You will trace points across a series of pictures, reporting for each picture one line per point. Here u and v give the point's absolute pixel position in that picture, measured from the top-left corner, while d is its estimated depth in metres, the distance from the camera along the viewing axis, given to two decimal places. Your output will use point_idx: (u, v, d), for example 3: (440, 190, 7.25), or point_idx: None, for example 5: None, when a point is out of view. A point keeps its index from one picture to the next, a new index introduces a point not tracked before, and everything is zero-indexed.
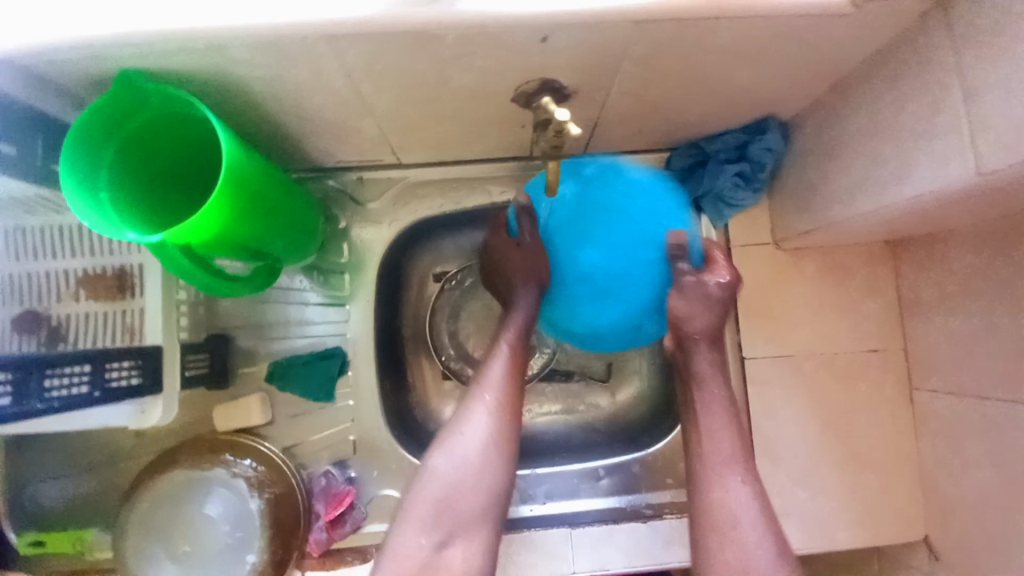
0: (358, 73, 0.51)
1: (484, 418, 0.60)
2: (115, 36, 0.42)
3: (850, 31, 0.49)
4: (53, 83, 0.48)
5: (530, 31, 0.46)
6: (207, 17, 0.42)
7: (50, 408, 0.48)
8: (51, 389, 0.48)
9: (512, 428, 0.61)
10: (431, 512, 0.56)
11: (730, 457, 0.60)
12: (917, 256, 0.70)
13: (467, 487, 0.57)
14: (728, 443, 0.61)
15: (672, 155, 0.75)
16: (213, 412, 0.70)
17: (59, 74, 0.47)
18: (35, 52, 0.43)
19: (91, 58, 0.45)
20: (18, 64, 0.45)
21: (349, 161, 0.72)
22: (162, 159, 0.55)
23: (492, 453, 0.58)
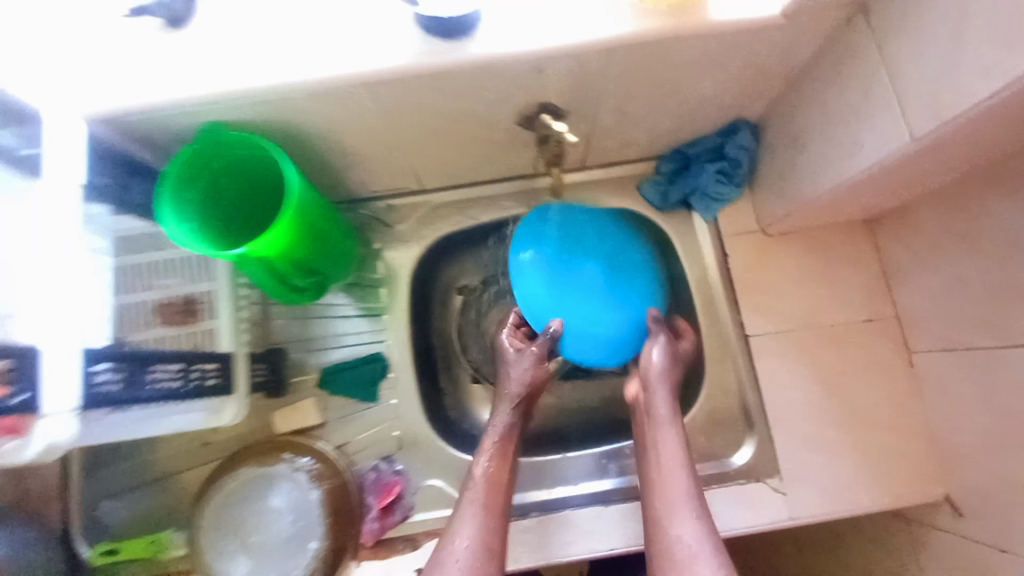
0: (389, 111, 0.62)
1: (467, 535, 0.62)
2: (204, 95, 0.54)
3: (789, 38, 0.60)
4: (142, 139, 0.59)
5: (526, 63, 0.57)
6: (274, 75, 0.54)
7: (152, 393, 0.57)
8: (153, 379, 0.57)
9: (493, 538, 0.63)
10: None
11: (680, 501, 0.64)
12: (893, 229, 0.78)
13: None
14: (683, 483, 0.65)
15: (660, 161, 0.84)
16: (273, 416, 0.78)
17: (148, 131, 0.58)
18: (136, 114, 0.54)
19: (182, 115, 0.56)
20: (123, 123, 0.55)
21: (379, 190, 0.83)
22: (230, 192, 0.66)
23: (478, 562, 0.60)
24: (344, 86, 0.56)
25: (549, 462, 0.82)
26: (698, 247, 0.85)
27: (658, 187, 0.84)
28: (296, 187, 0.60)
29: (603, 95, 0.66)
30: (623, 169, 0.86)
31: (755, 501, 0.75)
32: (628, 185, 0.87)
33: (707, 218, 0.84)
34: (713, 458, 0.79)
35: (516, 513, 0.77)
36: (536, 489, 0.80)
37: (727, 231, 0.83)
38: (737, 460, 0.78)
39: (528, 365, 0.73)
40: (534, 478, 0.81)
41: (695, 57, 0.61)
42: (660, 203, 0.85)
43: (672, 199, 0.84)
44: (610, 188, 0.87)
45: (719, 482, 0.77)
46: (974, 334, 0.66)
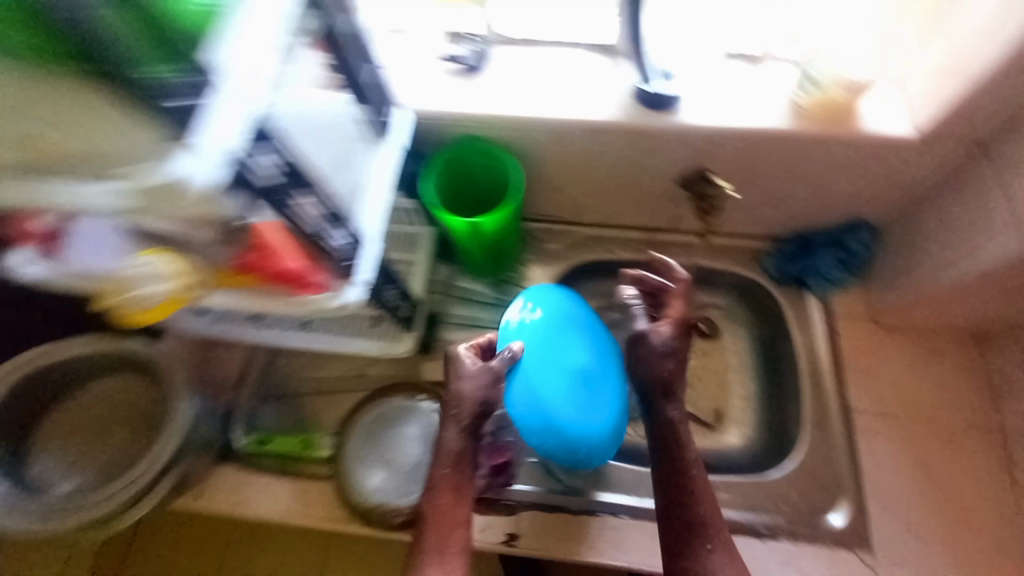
0: (594, 155, 0.84)
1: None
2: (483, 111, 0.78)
3: (917, 158, 0.77)
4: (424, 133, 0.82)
5: (711, 137, 0.77)
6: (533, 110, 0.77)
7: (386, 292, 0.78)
8: None
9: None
10: None
11: (700, 537, 0.69)
12: (999, 343, 0.86)
13: None
14: (709, 497, 0.72)
15: (783, 243, 0.99)
16: (422, 364, 0.95)
17: (434, 128, 0.81)
18: (440, 114, 0.78)
19: (463, 122, 0.79)
20: (427, 119, 0.79)
21: (544, 215, 1.03)
22: (458, 182, 0.85)
23: None
24: (577, 129, 0.78)
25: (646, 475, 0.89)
26: (809, 321, 0.96)
27: (778, 262, 0.98)
28: (517, 188, 0.79)
29: (757, 175, 0.84)
30: (748, 243, 1.02)
31: (845, 567, 0.77)
32: (751, 258, 1.01)
33: (819, 296, 0.96)
34: (804, 516, 0.83)
35: (609, 512, 0.84)
36: (631, 494, 0.87)
37: (838, 313, 0.94)
38: (834, 522, 0.81)
39: (483, 383, 0.73)
40: (628, 487, 0.88)
41: (840, 159, 0.79)
42: (777, 275, 0.98)
43: (789, 274, 0.97)
44: (734, 256, 1.02)
45: (809, 539, 0.80)
46: None
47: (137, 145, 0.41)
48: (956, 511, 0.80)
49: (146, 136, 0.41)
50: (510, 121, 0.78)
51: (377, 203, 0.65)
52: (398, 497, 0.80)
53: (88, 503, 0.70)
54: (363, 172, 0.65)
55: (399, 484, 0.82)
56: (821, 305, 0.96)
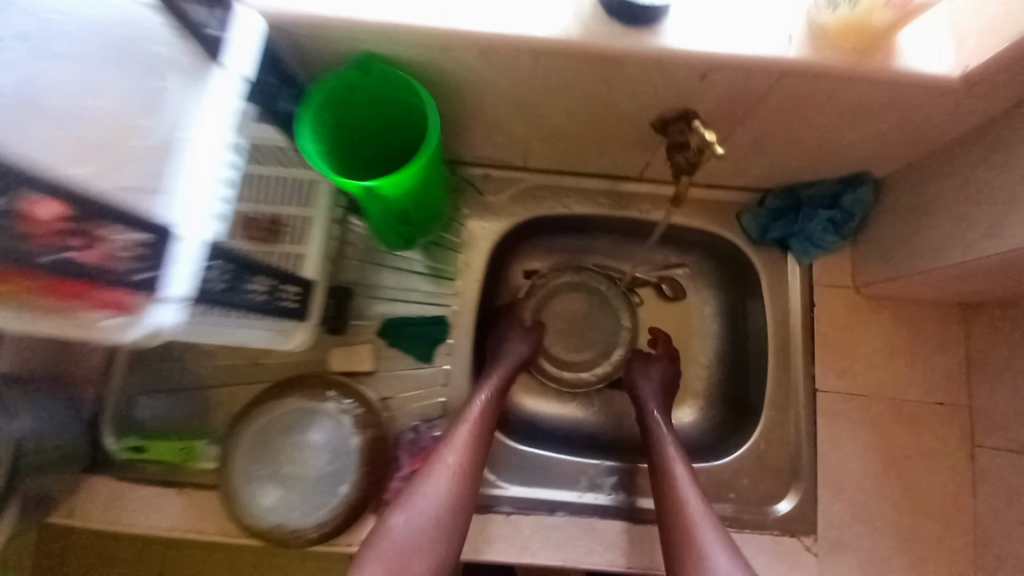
0: (540, 80, 0.61)
1: (454, 458, 0.68)
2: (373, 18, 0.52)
3: (955, 107, 0.59)
4: (299, 51, 0.58)
5: (692, 66, 0.56)
6: (449, 17, 0.53)
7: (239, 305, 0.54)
8: (248, 289, 0.55)
9: (463, 482, 0.67)
10: (414, 528, 0.64)
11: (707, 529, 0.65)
12: (988, 320, 0.76)
13: (426, 539, 0.64)
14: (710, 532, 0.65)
15: (767, 195, 0.82)
16: (330, 352, 0.78)
17: (313, 43, 0.56)
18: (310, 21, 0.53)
19: (352, 32, 0.54)
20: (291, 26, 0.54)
21: (482, 157, 0.83)
22: (355, 126, 0.64)
23: (453, 510, 0.66)
24: (507, 45, 0.54)
25: (588, 466, 0.79)
26: (785, 292, 0.82)
27: (759, 221, 0.82)
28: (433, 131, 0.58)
29: (746, 117, 0.65)
30: (727, 196, 0.85)
31: (789, 557, 0.73)
32: (727, 214, 0.85)
33: (803, 262, 0.81)
34: (754, 502, 0.76)
35: (545, 508, 0.76)
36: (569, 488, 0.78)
37: (819, 282, 0.81)
38: (781, 509, 0.75)
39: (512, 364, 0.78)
40: (568, 477, 0.79)
41: (858, 101, 0.60)
42: (757, 237, 0.83)
43: (769, 236, 0.82)
44: (709, 212, 0.85)
45: (755, 528, 0.74)
46: None
47: None
48: (910, 498, 0.74)
49: None
50: (413, 33, 0.54)
51: (207, 182, 0.45)
52: (294, 518, 0.68)
53: None
54: (185, 112, 0.45)
55: (301, 504, 0.69)
56: (802, 270, 0.82)
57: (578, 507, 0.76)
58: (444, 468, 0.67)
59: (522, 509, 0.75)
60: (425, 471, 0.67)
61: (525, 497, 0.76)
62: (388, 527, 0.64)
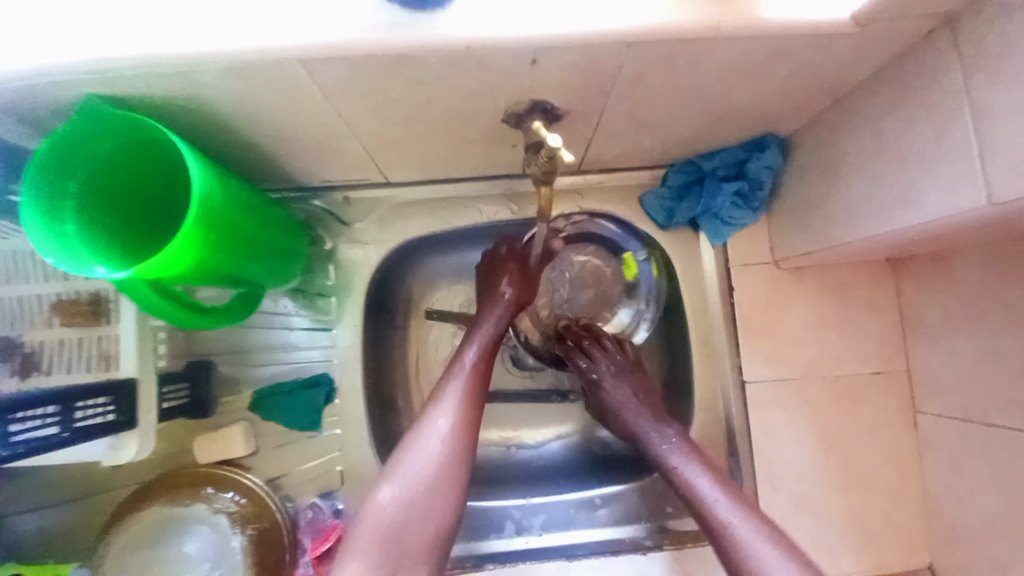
0: (342, 94, 0.48)
1: (445, 423, 0.57)
2: (75, 61, 0.40)
3: (850, 51, 0.48)
4: (13, 110, 0.46)
5: (516, 53, 0.43)
6: (186, 43, 0.40)
7: (16, 454, 0.47)
8: (16, 432, 0.47)
9: (470, 448, 0.57)
10: (386, 530, 0.52)
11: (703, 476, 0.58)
12: (920, 275, 0.68)
13: (412, 524, 0.52)
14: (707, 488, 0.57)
15: (668, 172, 0.72)
16: (194, 444, 0.67)
17: (18, 100, 0.44)
18: None
19: (55, 83, 0.42)
20: None
21: (333, 180, 0.69)
22: (124, 184, 0.52)
23: (447, 471, 0.55)
24: (263, 61, 0.42)
25: (513, 508, 0.72)
26: (700, 277, 0.74)
27: (663, 202, 0.73)
28: (198, 181, 0.46)
29: (611, 99, 0.53)
30: (627, 179, 0.74)
31: None
32: (630, 198, 0.74)
33: (716, 242, 0.73)
34: None
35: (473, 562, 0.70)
36: (496, 538, 0.71)
37: (736, 262, 0.73)
38: None
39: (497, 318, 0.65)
40: (494, 525, 0.71)
41: (730, 64, 0.48)
42: (664, 221, 0.74)
43: (677, 219, 0.72)
44: (609, 199, 0.74)
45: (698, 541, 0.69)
46: (995, 409, 0.60)
47: None
48: (853, 478, 0.70)
49: None
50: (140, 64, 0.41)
51: None
52: None
53: None
54: None
55: None
56: (718, 251, 0.73)
57: (509, 554, 0.70)
58: (433, 426, 0.57)
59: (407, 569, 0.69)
60: (412, 435, 0.57)
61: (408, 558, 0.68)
62: (346, 555, 0.51)
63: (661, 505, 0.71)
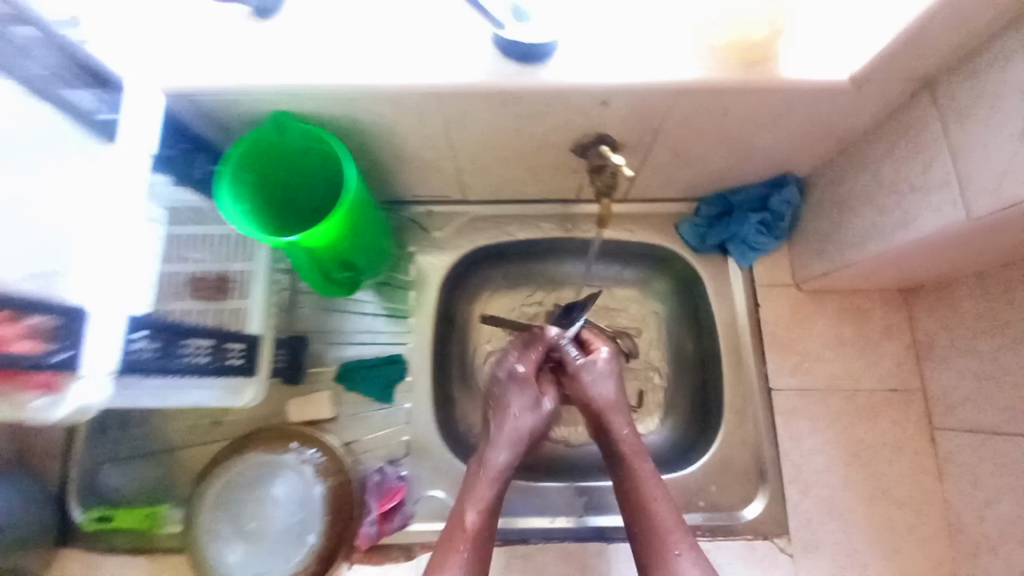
0: (455, 121, 0.63)
1: None
2: (280, 83, 0.55)
3: (850, 106, 0.62)
4: (213, 116, 0.60)
5: (592, 95, 0.58)
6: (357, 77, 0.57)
7: (180, 370, 0.56)
8: (184, 353, 0.56)
9: None
10: None
11: (677, 534, 0.65)
12: (929, 302, 0.77)
13: None
14: (672, 521, 0.65)
15: (701, 204, 0.85)
16: (286, 405, 0.78)
17: (222, 108, 0.59)
18: (211, 92, 0.55)
19: (259, 96, 0.57)
20: (194, 102, 0.57)
21: (423, 195, 0.84)
22: (281, 177, 0.67)
23: None
24: (411, 94, 0.57)
25: (555, 490, 0.79)
26: (729, 294, 0.84)
27: (696, 228, 0.85)
28: (352, 181, 0.61)
29: (658, 137, 0.67)
30: (665, 208, 0.87)
31: (761, 561, 0.73)
32: (667, 225, 0.87)
33: (743, 265, 0.84)
34: (723, 510, 0.77)
35: (517, 537, 0.76)
36: (536, 515, 0.78)
37: (761, 283, 0.83)
38: (749, 514, 0.76)
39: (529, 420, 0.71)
40: (538, 504, 0.78)
41: (756, 111, 0.62)
42: (697, 244, 0.85)
43: (708, 243, 0.84)
44: (650, 225, 0.87)
45: (727, 535, 0.75)
46: (1003, 418, 0.66)
47: None
48: (876, 488, 0.75)
49: None
50: (322, 89, 0.56)
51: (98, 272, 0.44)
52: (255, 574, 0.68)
53: None
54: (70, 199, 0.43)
55: (267, 560, 0.68)
56: (744, 273, 0.84)
57: (549, 532, 0.76)
58: None
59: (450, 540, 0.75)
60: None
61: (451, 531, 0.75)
62: None
63: (693, 500, 0.77)
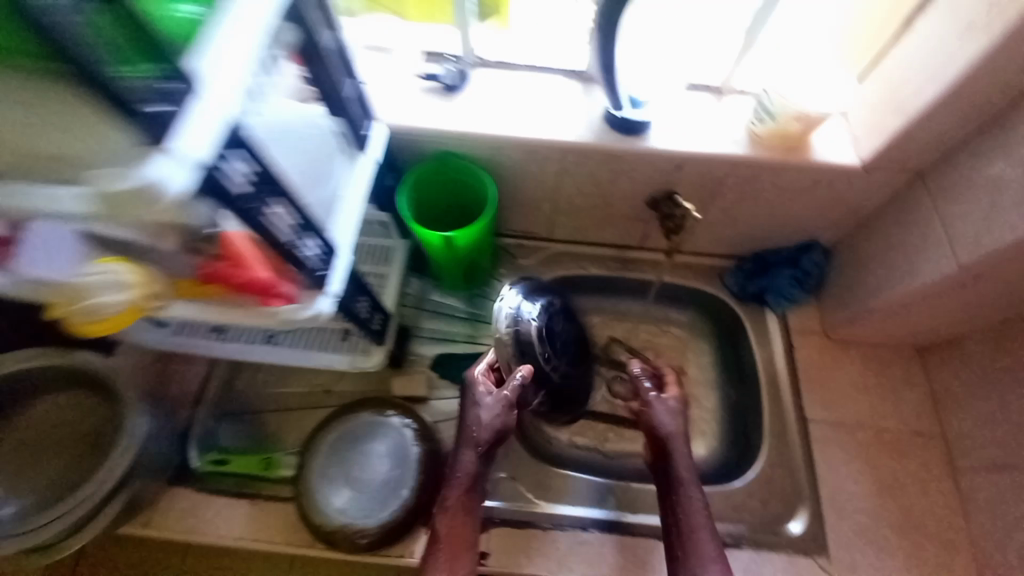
0: (566, 169, 0.86)
1: None
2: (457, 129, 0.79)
3: (863, 186, 0.83)
4: (398, 149, 0.83)
5: (673, 159, 0.81)
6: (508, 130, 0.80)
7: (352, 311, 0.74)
8: (356, 299, 0.74)
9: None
10: None
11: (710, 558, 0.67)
12: (939, 356, 0.91)
13: None
14: (709, 544, 0.68)
15: (742, 260, 1.04)
16: (393, 381, 0.93)
17: (408, 143, 0.82)
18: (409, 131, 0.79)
19: (439, 137, 0.80)
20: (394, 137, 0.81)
21: (517, 230, 1.06)
22: (432, 191, 0.86)
23: None
24: (545, 147, 0.81)
25: (614, 487, 0.88)
26: (766, 335, 1.00)
27: (738, 279, 1.03)
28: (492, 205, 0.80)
29: (715, 197, 0.89)
30: (712, 261, 1.06)
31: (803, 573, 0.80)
32: (713, 275, 1.05)
33: (777, 312, 1.00)
34: (766, 524, 0.85)
35: (578, 525, 0.84)
36: (597, 508, 0.86)
37: (793, 328, 0.99)
38: (792, 530, 0.83)
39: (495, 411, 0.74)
40: (598, 498, 0.87)
41: (793, 184, 0.84)
42: (738, 291, 1.03)
43: (749, 291, 1.02)
44: (698, 273, 1.06)
45: (771, 547, 0.82)
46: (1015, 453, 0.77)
47: (95, 137, 0.38)
48: (907, 518, 0.83)
49: (111, 141, 0.38)
50: (484, 136, 0.80)
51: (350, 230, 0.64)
52: (360, 518, 0.77)
53: (35, 528, 0.69)
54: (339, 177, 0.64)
55: (368, 505, 0.78)
56: (779, 319, 1.00)
57: (607, 523, 0.84)
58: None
59: (518, 522, 0.84)
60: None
61: (520, 513, 0.84)
62: None
63: (738, 512, 0.85)
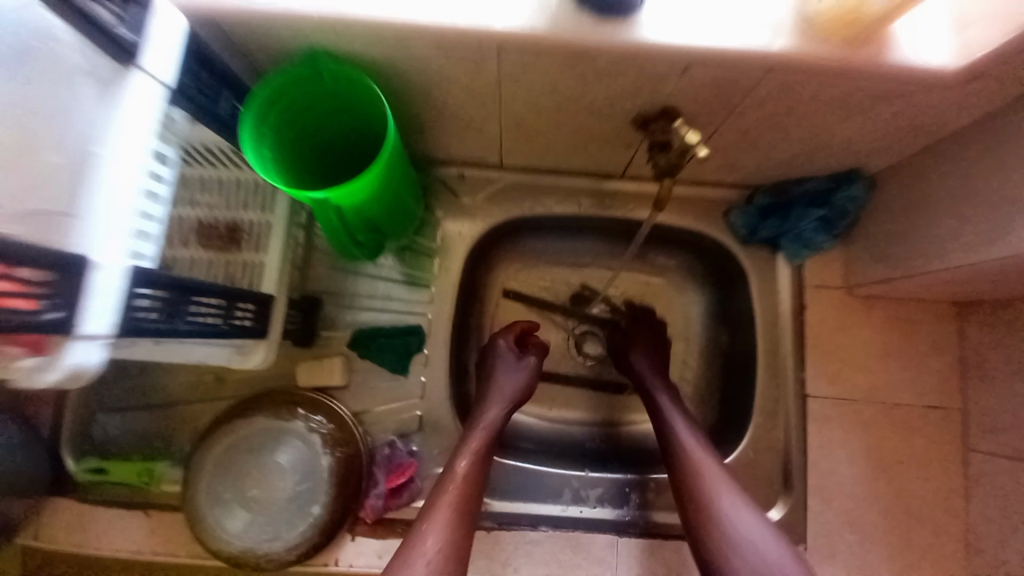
0: (510, 75, 0.56)
1: (433, 538, 0.57)
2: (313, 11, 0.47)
3: (953, 99, 0.54)
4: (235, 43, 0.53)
5: (671, 60, 0.51)
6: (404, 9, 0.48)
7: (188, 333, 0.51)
8: (192, 314, 0.51)
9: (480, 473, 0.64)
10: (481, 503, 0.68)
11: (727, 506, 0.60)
12: (985, 315, 0.72)
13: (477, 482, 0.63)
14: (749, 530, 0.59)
15: (756, 191, 0.79)
16: (297, 368, 0.74)
17: (250, 39, 0.52)
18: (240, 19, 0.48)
19: (292, 27, 0.49)
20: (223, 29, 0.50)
21: (455, 155, 0.77)
22: (306, 115, 0.58)
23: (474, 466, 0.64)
24: (468, 43, 0.50)
25: (573, 477, 0.74)
26: (774, 290, 0.79)
27: (747, 219, 0.79)
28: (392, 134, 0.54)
29: (732, 114, 0.61)
30: (714, 193, 0.81)
31: None
32: (716, 212, 0.81)
33: (793, 262, 0.78)
34: None
35: (528, 522, 0.71)
36: (552, 503, 0.72)
37: (810, 283, 0.78)
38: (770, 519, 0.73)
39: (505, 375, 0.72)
40: (552, 491, 0.73)
41: (848, 97, 0.56)
42: (745, 236, 0.79)
43: (759, 236, 0.78)
44: (696, 209, 0.81)
45: None
46: None
47: None
48: (904, 504, 0.72)
49: None
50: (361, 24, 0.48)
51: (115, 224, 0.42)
52: (263, 542, 0.65)
53: None
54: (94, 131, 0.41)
55: (272, 527, 0.66)
56: (793, 271, 0.79)
57: (560, 519, 0.72)
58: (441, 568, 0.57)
59: None
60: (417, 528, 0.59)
61: None
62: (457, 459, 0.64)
63: None
